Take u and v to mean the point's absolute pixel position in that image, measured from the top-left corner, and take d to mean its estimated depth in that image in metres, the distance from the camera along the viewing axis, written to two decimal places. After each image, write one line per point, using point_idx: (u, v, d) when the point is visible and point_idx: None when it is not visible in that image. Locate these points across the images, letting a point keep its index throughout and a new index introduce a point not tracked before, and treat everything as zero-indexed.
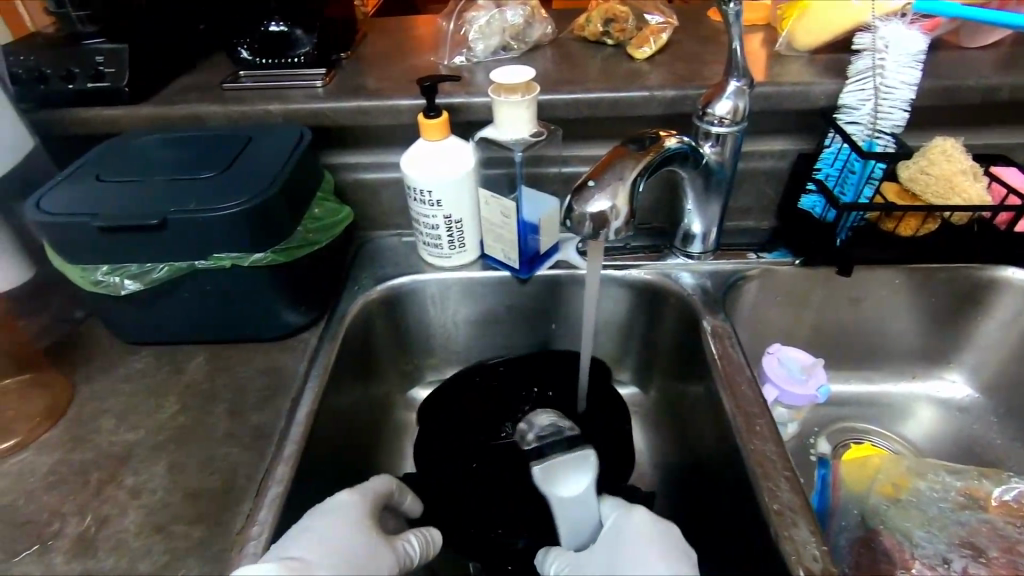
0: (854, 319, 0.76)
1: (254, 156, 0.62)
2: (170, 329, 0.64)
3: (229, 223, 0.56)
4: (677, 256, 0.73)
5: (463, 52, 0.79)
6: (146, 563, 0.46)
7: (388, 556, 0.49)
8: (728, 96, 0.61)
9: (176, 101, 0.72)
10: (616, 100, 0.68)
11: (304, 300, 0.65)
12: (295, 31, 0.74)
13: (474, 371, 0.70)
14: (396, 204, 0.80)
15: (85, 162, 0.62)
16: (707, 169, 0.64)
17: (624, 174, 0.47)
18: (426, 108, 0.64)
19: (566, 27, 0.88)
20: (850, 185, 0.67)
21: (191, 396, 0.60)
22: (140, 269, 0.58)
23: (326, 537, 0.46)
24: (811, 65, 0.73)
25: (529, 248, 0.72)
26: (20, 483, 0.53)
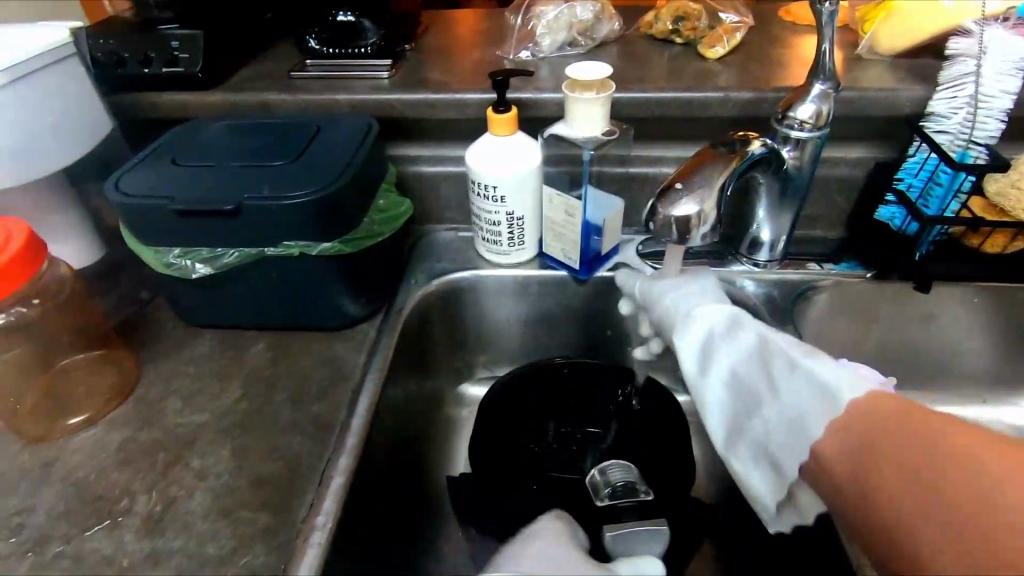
0: (926, 338, 0.73)
1: (324, 146, 0.62)
2: (234, 315, 0.65)
3: (300, 212, 0.56)
4: (743, 264, 0.71)
5: (529, 46, 0.78)
6: (214, 546, 0.47)
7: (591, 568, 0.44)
8: (811, 100, 0.58)
9: (246, 89, 0.73)
10: (689, 101, 0.66)
11: (364, 292, 0.66)
12: (362, 21, 0.75)
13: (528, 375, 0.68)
14: (455, 199, 0.79)
15: (159, 145, 0.63)
16: (784, 175, 0.62)
17: (712, 178, 0.45)
18: (495, 103, 0.64)
19: (632, 23, 0.86)
20: (934, 198, 0.64)
21: (253, 381, 0.61)
22: (211, 254, 0.58)
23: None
24: (896, 70, 0.70)
25: (590, 249, 0.70)
26: (92, 458, 0.54)
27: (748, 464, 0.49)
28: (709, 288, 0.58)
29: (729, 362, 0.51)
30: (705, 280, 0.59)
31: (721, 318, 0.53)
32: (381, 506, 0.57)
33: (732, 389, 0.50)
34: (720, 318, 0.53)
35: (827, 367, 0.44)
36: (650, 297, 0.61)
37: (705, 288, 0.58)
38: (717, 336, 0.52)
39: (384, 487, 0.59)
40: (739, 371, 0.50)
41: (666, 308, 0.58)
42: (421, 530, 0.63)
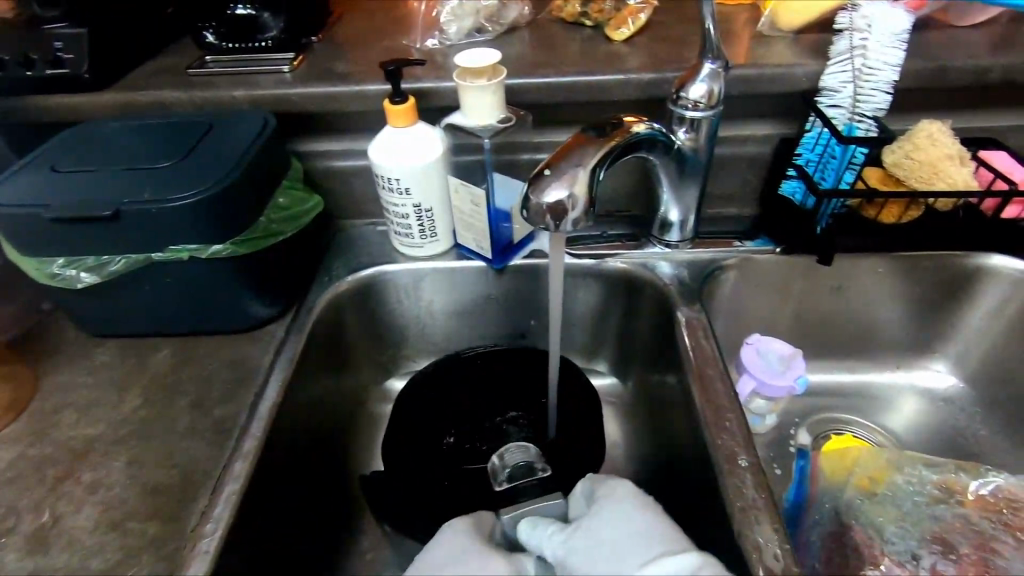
0: (836, 309, 0.74)
1: (214, 145, 0.61)
2: (134, 322, 0.63)
3: (185, 214, 0.54)
4: (655, 245, 0.72)
5: (436, 34, 0.77)
6: (99, 560, 0.46)
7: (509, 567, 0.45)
8: (702, 79, 0.59)
9: (140, 88, 0.70)
10: (589, 84, 0.66)
11: (269, 292, 0.64)
12: (261, 14, 0.73)
13: (445, 368, 0.69)
14: (370, 192, 0.78)
15: (41, 151, 0.61)
16: (682, 155, 0.62)
17: (582, 162, 0.45)
18: (391, 94, 0.63)
19: (544, 7, 0.85)
20: (830, 170, 0.66)
21: (153, 389, 0.60)
22: (97, 261, 0.57)
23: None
24: (795, 46, 0.70)
25: (502, 238, 0.70)
26: None
27: None
28: (622, 517, 0.47)
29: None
30: (607, 510, 0.48)
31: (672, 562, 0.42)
32: (288, 508, 0.57)
33: None
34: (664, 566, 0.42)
35: None
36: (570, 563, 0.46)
37: (620, 518, 0.47)
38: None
39: (293, 489, 0.58)
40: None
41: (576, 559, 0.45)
42: (339, 528, 0.63)
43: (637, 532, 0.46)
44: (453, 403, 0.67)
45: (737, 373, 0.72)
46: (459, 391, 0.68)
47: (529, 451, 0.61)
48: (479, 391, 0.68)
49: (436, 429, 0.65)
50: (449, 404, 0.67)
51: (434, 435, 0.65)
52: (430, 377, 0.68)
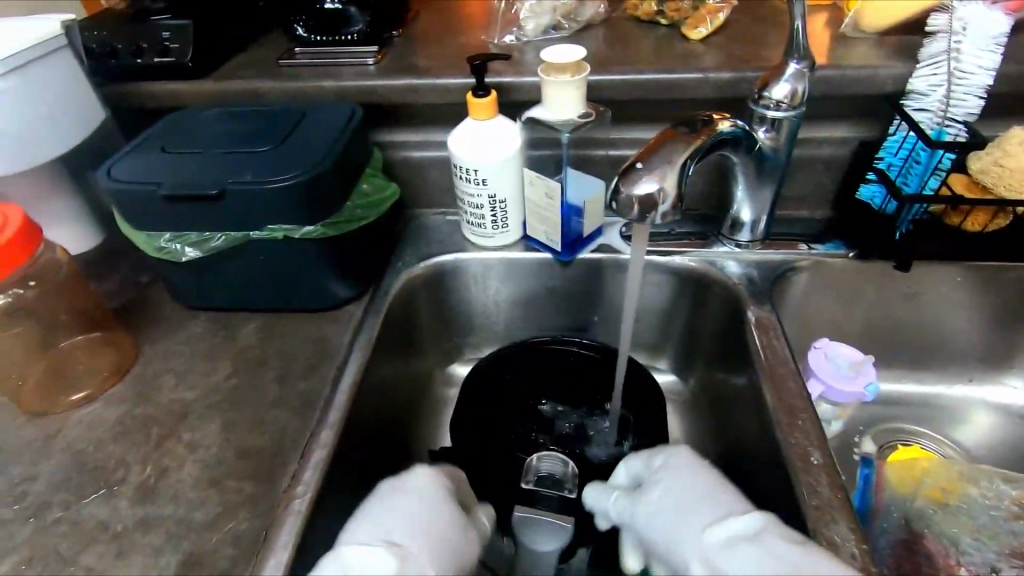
0: (909, 317, 0.73)
1: (307, 132, 0.64)
2: (225, 296, 0.67)
3: (283, 196, 0.58)
4: (725, 244, 0.72)
5: (514, 31, 0.79)
6: (202, 513, 0.50)
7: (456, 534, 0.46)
8: (787, 79, 0.59)
9: (236, 77, 0.74)
10: (668, 82, 0.67)
11: (350, 274, 0.68)
12: (349, 9, 0.76)
13: (513, 358, 0.69)
14: (442, 183, 0.80)
15: (151, 133, 0.66)
16: (761, 155, 0.62)
17: (673, 158, 0.46)
18: (475, 87, 0.65)
19: (618, 5, 0.86)
20: (913, 175, 0.64)
21: (243, 360, 0.63)
22: (200, 237, 0.61)
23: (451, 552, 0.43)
24: (879, 48, 0.69)
25: (572, 231, 0.71)
26: (90, 432, 0.57)
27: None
28: (686, 476, 0.45)
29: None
30: (671, 468, 0.47)
31: (713, 533, 0.40)
32: (363, 479, 0.60)
33: None
34: (714, 527, 0.40)
35: None
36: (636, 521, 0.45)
37: (679, 485, 0.45)
38: (704, 557, 0.39)
39: (368, 462, 0.61)
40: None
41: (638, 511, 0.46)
42: None
43: (699, 489, 0.44)
44: (518, 394, 0.69)
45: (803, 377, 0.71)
46: (524, 382, 0.69)
47: (567, 468, 0.61)
48: (543, 383, 0.69)
49: (503, 417, 0.67)
50: (514, 392, 0.69)
51: (501, 422, 0.66)
52: (497, 363, 0.68)
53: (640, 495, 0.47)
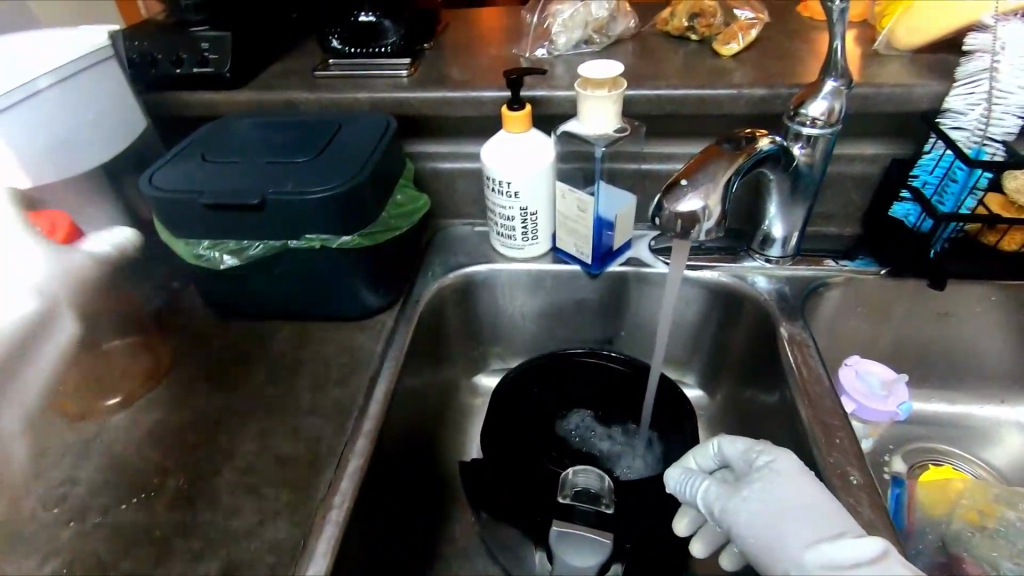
0: (941, 336, 0.72)
1: (344, 144, 0.65)
2: (258, 303, 0.68)
3: (321, 206, 0.58)
4: (755, 260, 0.71)
5: (545, 44, 0.79)
6: (240, 520, 0.50)
7: None
8: (824, 97, 0.59)
9: (271, 88, 0.75)
10: (701, 97, 0.67)
11: (382, 284, 0.68)
12: (384, 21, 0.77)
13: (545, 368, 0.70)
14: (471, 194, 0.81)
15: (190, 142, 0.67)
16: (796, 171, 0.62)
17: (717, 175, 0.47)
18: (510, 101, 0.65)
19: (647, 20, 0.87)
20: (949, 195, 0.64)
21: (276, 367, 0.64)
22: (238, 245, 0.62)
23: None
24: (913, 66, 0.69)
25: (602, 244, 0.71)
26: (128, 436, 0.58)
27: None
28: (795, 481, 0.46)
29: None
30: (778, 469, 0.47)
31: (823, 551, 0.41)
32: (395, 489, 0.60)
33: None
34: (826, 547, 0.41)
35: None
36: (731, 515, 0.46)
37: (787, 493, 0.45)
38: (806, 570, 0.41)
39: (399, 471, 0.61)
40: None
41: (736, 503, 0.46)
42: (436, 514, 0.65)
43: (809, 502, 0.44)
44: (550, 404, 0.69)
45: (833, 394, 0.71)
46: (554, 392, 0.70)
47: (603, 483, 0.54)
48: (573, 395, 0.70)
49: (534, 426, 0.67)
50: (545, 402, 0.69)
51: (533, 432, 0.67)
52: (529, 373, 0.69)
53: (732, 495, 0.47)
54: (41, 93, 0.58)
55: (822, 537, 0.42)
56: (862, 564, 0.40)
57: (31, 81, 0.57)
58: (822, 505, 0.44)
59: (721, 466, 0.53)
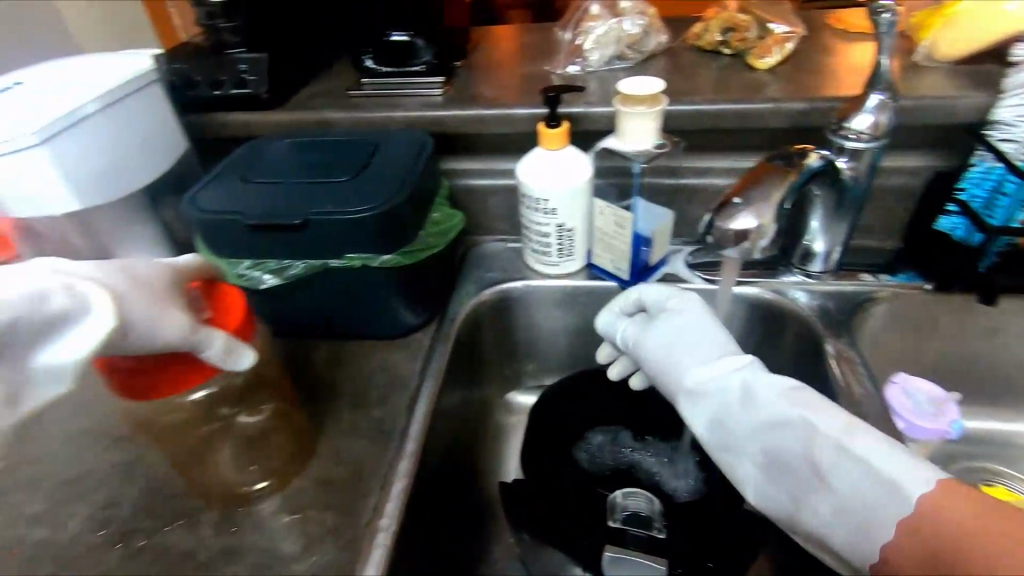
0: (990, 352, 0.70)
1: (383, 162, 0.65)
2: (294, 322, 0.68)
3: (363, 226, 0.58)
4: (796, 275, 0.70)
5: (578, 61, 0.79)
6: (288, 544, 0.50)
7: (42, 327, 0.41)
8: (869, 110, 0.58)
9: (308, 108, 0.76)
10: (740, 111, 0.66)
11: (419, 302, 0.68)
12: (417, 41, 0.78)
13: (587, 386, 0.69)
14: (504, 210, 0.81)
15: (230, 163, 0.67)
16: (840, 186, 0.61)
17: (771, 192, 0.46)
18: (548, 118, 0.65)
19: (679, 35, 0.87)
20: (998, 208, 0.62)
21: (315, 386, 0.64)
22: (278, 265, 0.62)
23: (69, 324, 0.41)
24: (956, 77, 0.68)
25: (639, 261, 0.71)
26: (170, 457, 0.58)
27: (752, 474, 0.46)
28: (698, 325, 0.52)
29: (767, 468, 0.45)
30: (684, 315, 0.53)
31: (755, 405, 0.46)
32: (437, 512, 0.59)
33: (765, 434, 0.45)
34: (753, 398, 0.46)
35: (836, 426, 0.42)
36: (641, 347, 0.55)
37: (682, 325, 0.53)
38: (690, 389, 0.49)
39: (440, 493, 0.60)
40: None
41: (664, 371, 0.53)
42: (474, 536, 0.65)
43: (710, 340, 0.51)
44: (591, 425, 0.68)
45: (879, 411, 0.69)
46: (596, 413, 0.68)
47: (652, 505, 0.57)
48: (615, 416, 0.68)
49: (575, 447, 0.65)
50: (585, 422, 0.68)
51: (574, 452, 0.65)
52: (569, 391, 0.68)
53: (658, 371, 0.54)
54: (88, 118, 0.58)
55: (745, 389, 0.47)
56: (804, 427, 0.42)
57: (79, 107, 0.58)
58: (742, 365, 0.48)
59: (639, 308, 0.59)
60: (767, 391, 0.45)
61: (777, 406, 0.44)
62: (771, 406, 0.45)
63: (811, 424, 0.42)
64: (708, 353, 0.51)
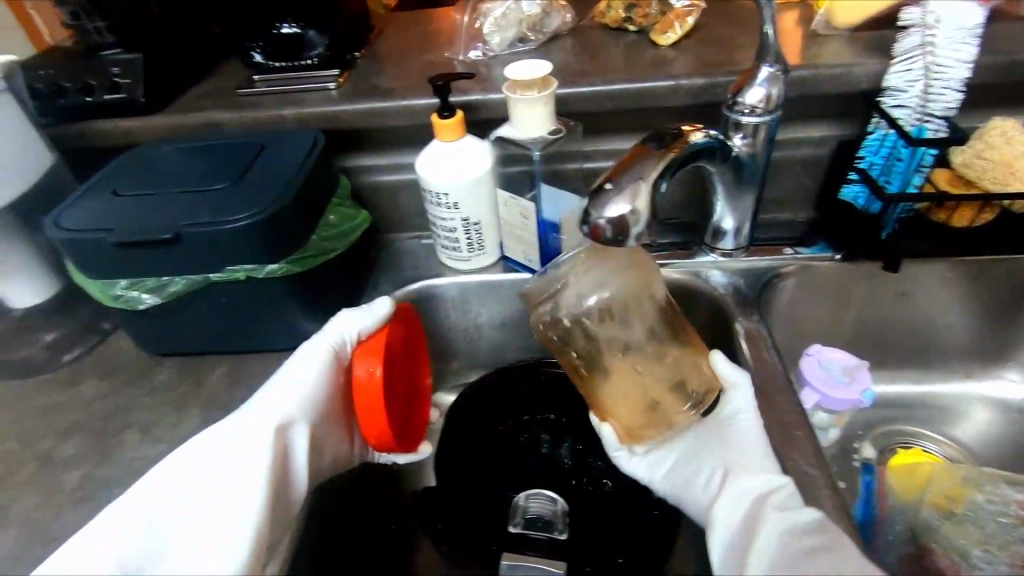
0: (901, 316, 0.71)
1: (267, 164, 0.61)
2: (188, 340, 0.64)
3: (241, 235, 0.55)
4: (708, 254, 0.69)
5: (479, 46, 0.76)
6: None
7: (210, 441, 0.50)
8: (760, 83, 0.56)
9: (192, 110, 0.71)
10: (640, 90, 0.65)
11: (322, 311, 0.65)
12: (308, 32, 0.72)
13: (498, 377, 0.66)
14: (414, 206, 0.77)
15: (102, 175, 0.63)
16: (738, 162, 0.60)
17: (642, 175, 0.46)
18: (439, 108, 0.62)
19: (586, 13, 0.84)
20: (896, 173, 0.63)
21: (213, 408, 0.61)
22: (157, 283, 0.58)
23: (202, 469, 0.48)
24: (852, 44, 0.67)
25: (550, 248, 0.69)
26: (51, 496, 0.55)
27: (747, 528, 0.44)
28: (744, 412, 0.52)
29: (705, 462, 0.51)
30: (742, 391, 0.53)
31: (743, 470, 0.48)
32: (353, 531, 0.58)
33: (750, 518, 0.44)
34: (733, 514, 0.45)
35: (777, 533, 0.42)
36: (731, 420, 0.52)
37: (747, 437, 0.50)
38: (740, 498, 0.46)
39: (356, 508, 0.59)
40: (287, 436, 0.50)
41: (739, 432, 0.51)
42: None
43: (744, 448, 0.49)
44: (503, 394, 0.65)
45: (796, 385, 0.68)
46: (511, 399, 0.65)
47: (556, 506, 0.54)
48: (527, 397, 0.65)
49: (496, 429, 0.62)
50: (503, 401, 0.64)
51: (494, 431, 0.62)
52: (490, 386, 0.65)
53: (740, 408, 0.53)
54: None
55: (756, 515, 0.44)
56: (728, 464, 0.49)
57: None
58: (766, 484, 0.46)
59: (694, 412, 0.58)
60: (783, 516, 0.43)
61: (801, 519, 0.42)
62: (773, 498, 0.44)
63: (769, 517, 0.43)
64: (750, 432, 0.51)
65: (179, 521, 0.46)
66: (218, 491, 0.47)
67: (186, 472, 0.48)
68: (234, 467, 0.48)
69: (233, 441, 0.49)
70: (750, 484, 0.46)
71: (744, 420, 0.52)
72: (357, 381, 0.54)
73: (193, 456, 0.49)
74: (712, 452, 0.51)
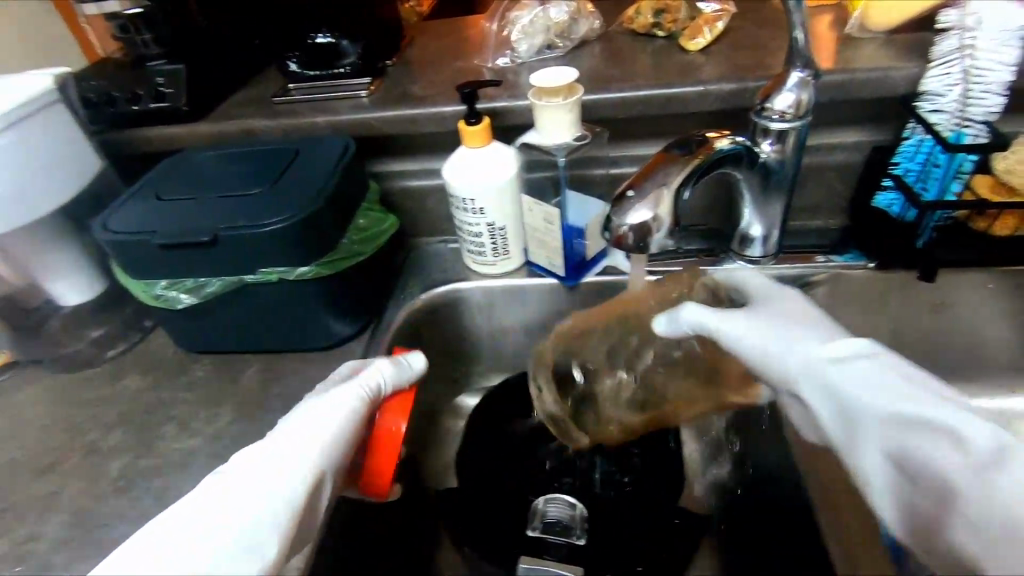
0: (939, 327, 0.68)
1: (301, 170, 0.63)
2: (223, 339, 0.67)
3: (274, 239, 0.57)
4: (735, 261, 0.69)
5: (507, 53, 0.77)
6: None
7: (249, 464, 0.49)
8: (790, 88, 0.55)
9: (232, 118, 0.74)
10: (667, 96, 0.64)
11: (351, 313, 0.67)
12: (341, 42, 0.74)
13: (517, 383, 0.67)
14: (442, 211, 0.79)
15: (147, 180, 0.66)
16: (767, 168, 0.59)
17: (665, 181, 0.46)
18: (467, 115, 0.63)
19: (616, 19, 0.84)
20: (933, 180, 0.61)
21: (245, 405, 0.64)
22: (195, 283, 0.61)
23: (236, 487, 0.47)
24: (889, 47, 0.66)
25: (574, 254, 0.69)
26: (95, 483, 0.58)
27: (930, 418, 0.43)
28: (779, 304, 0.54)
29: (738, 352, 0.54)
30: (777, 303, 0.54)
31: (800, 347, 0.50)
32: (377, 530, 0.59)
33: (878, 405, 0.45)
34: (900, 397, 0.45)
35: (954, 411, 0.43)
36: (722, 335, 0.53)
37: (785, 311, 0.53)
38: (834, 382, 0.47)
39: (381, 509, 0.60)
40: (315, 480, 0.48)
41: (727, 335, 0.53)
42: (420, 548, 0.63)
43: (788, 330, 0.51)
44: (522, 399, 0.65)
45: None
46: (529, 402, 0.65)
47: (576, 511, 0.54)
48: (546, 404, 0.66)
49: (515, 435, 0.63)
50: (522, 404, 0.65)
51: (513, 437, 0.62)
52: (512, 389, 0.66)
53: (715, 326, 0.54)
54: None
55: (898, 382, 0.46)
56: (789, 365, 0.49)
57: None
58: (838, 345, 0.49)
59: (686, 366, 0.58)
60: (872, 375, 0.46)
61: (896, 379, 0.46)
62: (851, 375, 0.47)
63: (881, 403, 0.45)
64: (769, 314, 0.53)
65: (204, 538, 0.45)
66: (241, 519, 0.45)
67: (215, 488, 0.48)
68: (268, 497, 0.46)
69: (268, 468, 0.48)
70: (846, 353, 0.48)
71: (746, 313, 0.54)
72: (384, 431, 0.52)
73: (232, 470, 0.49)
74: (744, 344, 0.52)
